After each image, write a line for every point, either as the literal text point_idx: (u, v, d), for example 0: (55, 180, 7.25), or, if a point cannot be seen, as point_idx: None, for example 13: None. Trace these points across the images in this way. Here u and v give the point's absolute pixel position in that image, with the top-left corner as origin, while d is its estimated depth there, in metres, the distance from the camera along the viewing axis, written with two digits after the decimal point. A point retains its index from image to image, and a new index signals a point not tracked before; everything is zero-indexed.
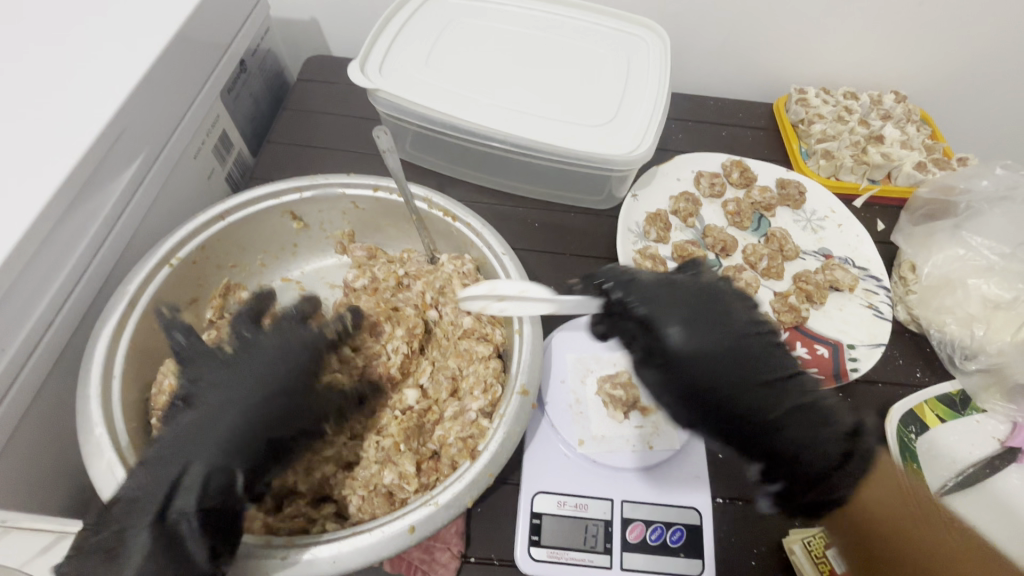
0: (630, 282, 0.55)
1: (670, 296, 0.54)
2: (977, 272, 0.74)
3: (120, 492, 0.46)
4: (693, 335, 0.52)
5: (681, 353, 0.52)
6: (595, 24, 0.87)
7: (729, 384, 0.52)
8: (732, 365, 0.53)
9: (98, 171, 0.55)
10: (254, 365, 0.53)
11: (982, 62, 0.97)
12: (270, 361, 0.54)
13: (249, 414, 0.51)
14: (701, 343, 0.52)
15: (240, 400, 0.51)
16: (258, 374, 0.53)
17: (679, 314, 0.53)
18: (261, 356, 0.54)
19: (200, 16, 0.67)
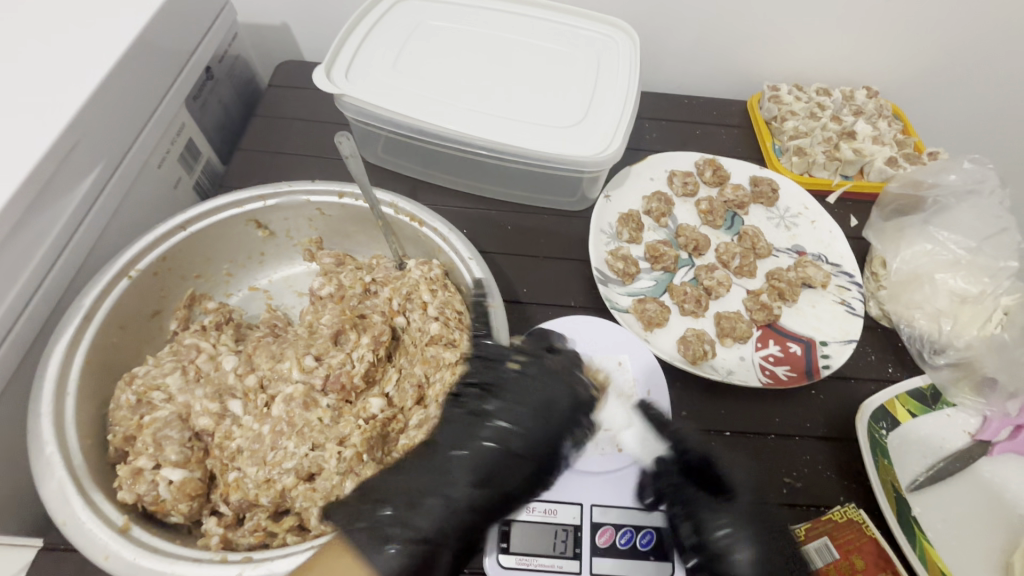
0: (713, 452, 0.59)
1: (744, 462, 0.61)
2: (944, 266, 0.75)
3: (71, 512, 0.46)
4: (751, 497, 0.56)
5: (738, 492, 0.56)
6: (565, 26, 0.86)
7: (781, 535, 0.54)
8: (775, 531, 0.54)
9: (52, 183, 0.54)
10: (533, 396, 0.54)
11: (952, 56, 0.97)
12: (548, 404, 0.54)
13: (534, 439, 0.52)
14: (754, 492, 0.57)
15: (498, 439, 0.52)
16: (493, 412, 0.54)
17: (738, 473, 0.59)
18: (518, 397, 0.54)
19: (160, 23, 0.65)
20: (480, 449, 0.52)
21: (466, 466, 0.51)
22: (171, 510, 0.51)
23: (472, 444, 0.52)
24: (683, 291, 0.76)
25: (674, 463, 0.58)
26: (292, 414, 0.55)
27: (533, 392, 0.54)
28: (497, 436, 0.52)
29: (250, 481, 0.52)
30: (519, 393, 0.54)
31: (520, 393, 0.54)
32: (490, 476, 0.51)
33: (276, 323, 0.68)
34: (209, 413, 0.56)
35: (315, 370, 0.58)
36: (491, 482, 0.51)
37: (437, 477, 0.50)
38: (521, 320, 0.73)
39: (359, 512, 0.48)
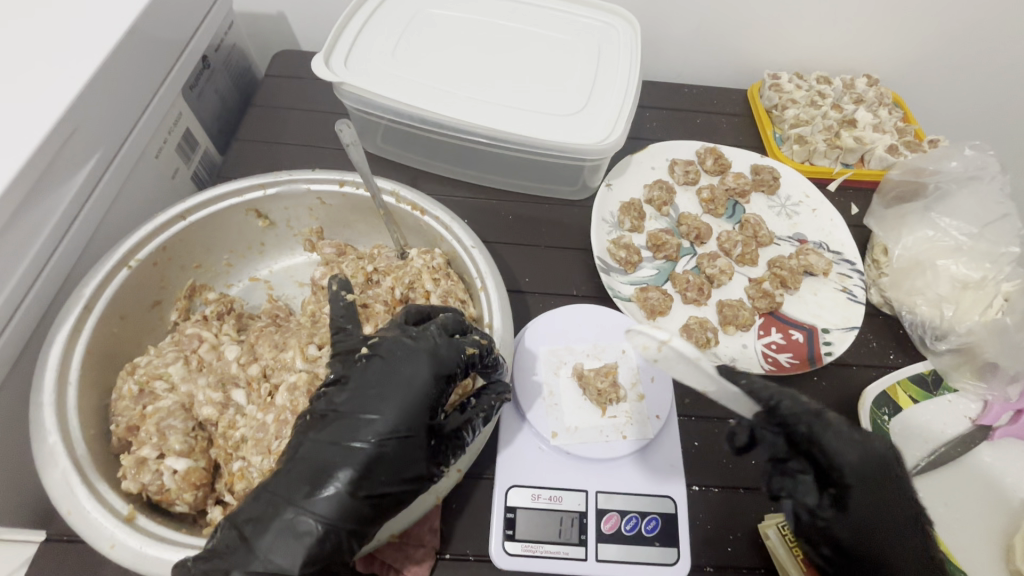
0: (824, 423, 0.50)
1: (846, 426, 0.51)
2: (945, 253, 0.75)
3: (75, 501, 0.46)
4: (864, 476, 0.50)
5: (849, 472, 0.49)
6: (566, 13, 0.86)
7: (889, 510, 0.50)
8: (886, 506, 0.50)
9: (48, 172, 0.53)
10: (398, 376, 0.49)
11: (953, 43, 0.97)
12: (404, 384, 0.48)
13: (397, 419, 0.47)
14: (872, 465, 0.50)
15: (391, 417, 0.47)
16: (394, 392, 0.48)
17: (839, 438, 0.50)
18: (387, 379, 0.49)
19: (155, 10, 0.64)
20: (366, 433, 0.46)
21: (361, 446, 0.45)
22: (176, 500, 0.50)
23: (362, 424, 0.46)
24: (685, 279, 0.76)
25: (815, 417, 0.50)
26: (297, 403, 0.54)
27: (400, 371, 0.49)
28: (374, 432, 0.46)
29: (255, 470, 0.51)
30: (362, 379, 0.49)
31: (380, 374, 0.49)
32: (383, 454, 0.45)
33: (278, 313, 0.67)
34: (212, 403, 0.56)
35: (319, 360, 0.57)
36: (384, 463, 0.45)
37: (331, 460, 0.45)
38: (523, 310, 0.72)
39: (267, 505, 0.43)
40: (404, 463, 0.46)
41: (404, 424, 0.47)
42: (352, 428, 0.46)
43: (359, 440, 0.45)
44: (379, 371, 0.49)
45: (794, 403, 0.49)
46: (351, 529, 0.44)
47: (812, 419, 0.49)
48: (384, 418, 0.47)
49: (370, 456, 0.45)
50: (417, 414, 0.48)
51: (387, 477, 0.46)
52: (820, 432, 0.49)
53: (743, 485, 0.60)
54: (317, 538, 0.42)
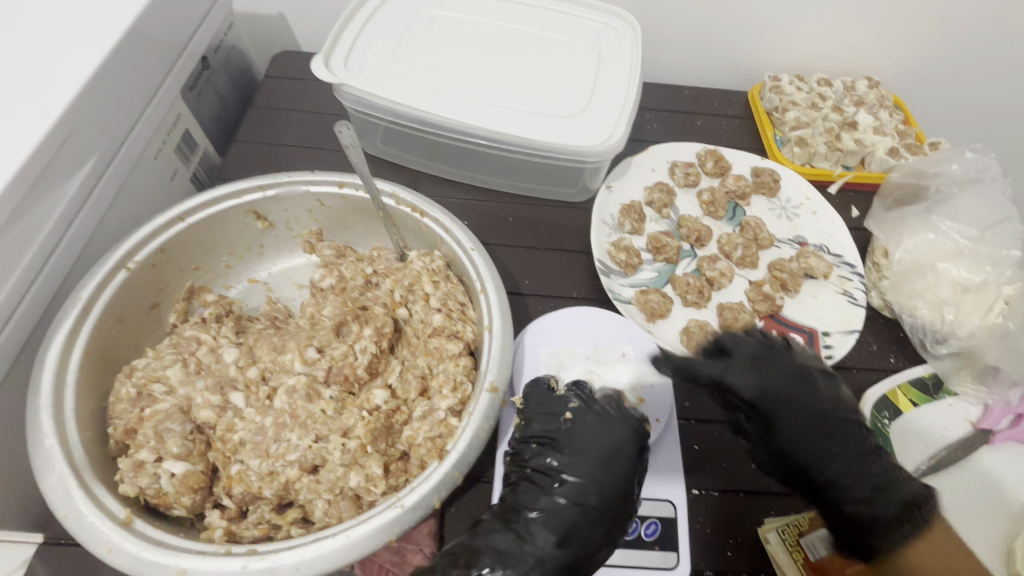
0: (731, 366, 0.54)
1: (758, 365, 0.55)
2: (946, 256, 0.74)
3: (72, 505, 0.45)
4: (789, 412, 0.54)
5: (772, 411, 0.54)
6: (567, 15, 0.85)
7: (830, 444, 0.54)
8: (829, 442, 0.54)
9: (46, 173, 0.53)
10: (584, 439, 0.54)
11: (954, 46, 0.97)
12: (613, 444, 0.53)
13: (597, 472, 0.52)
14: (804, 412, 0.54)
15: (609, 475, 0.51)
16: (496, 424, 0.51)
17: (749, 377, 0.54)
18: (580, 442, 0.54)
19: (155, 12, 0.64)
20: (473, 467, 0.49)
21: (563, 502, 0.50)
22: (174, 503, 0.50)
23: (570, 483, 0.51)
24: (685, 281, 0.76)
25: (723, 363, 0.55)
26: (295, 406, 0.54)
27: (601, 434, 0.54)
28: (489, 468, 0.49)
29: (253, 474, 0.51)
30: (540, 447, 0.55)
31: (579, 438, 0.54)
32: None
33: (277, 315, 0.67)
34: (210, 406, 0.56)
35: (318, 362, 0.57)
36: (587, 517, 0.50)
37: (565, 517, 0.50)
38: (523, 312, 0.72)
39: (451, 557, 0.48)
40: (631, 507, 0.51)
41: (626, 473, 0.52)
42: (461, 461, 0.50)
43: (559, 490, 0.51)
44: (580, 436, 0.54)
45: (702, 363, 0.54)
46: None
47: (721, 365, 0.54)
48: (600, 477, 0.51)
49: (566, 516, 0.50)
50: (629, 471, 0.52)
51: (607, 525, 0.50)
52: (732, 375, 0.54)
53: (743, 489, 0.60)
54: (532, 574, 0.47)
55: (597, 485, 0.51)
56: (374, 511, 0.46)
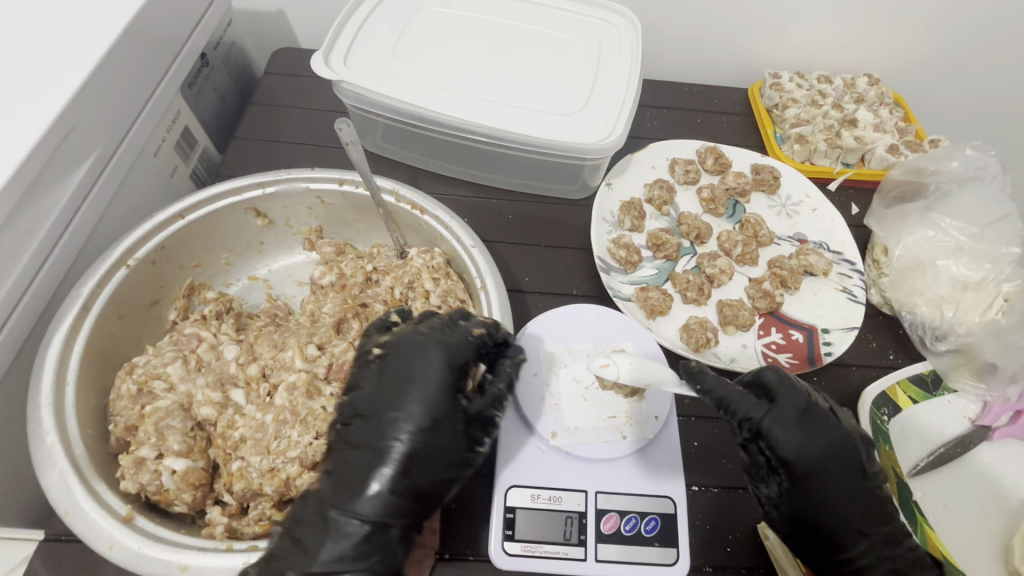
0: (771, 415, 0.51)
1: (798, 414, 0.52)
2: (946, 253, 0.74)
3: (73, 501, 0.45)
4: (812, 464, 0.51)
5: (796, 463, 0.51)
6: (567, 12, 0.85)
7: (842, 498, 0.51)
8: (840, 495, 0.51)
9: (46, 170, 0.53)
10: (408, 370, 0.50)
11: (955, 43, 0.97)
12: (404, 377, 0.50)
13: None
14: (820, 452, 0.51)
15: (407, 416, 0.47)
16: (407, 382, 0.49)
17: (785, 430, 0.51)
18: (407, 374, 0.50)
19: (154, 8, 0.64)
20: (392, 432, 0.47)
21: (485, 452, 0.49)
22: (175, 500, 0.50)
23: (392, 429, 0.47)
24: (685, 278, 0.76)
25: (763, 413, 0.52)
26: (295, 403, 0.54)
27: (414, 364, 0.50)
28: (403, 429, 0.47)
29: (253, 471, 0.51)
30: (376, 382, 0.50)
31: (393, 372, 0.50)
32: (417, 450, 0.46)
33: (277, 313, 0.67)
34: (211, 403, 0.56)
35: (318, 359, 0.57)
36: None
37: (360, 468, 0.46)
38: (524, 309, 0.72)
39: (310, 508, 0.46)
40: (437, 452, 0.47)
41: (415, 406, 0.48)
42: (380, 428, 0.48)
43: (390, 431, 0.47)
44: (391, 373, 0.50)
45: (739, 400, 0.52)
46: (400, 530, 0.45)
47: (759, 412, 0.52)
48: (396, 420, 0.48)
49: (407, 453, 0.46)
50: (404, 405, 0.48)
51: (427, 471, 0.46)
52: (767, 426, 0.51)
53: (742, 486, 0.60)
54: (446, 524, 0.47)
55: (412, 425, 0.47)
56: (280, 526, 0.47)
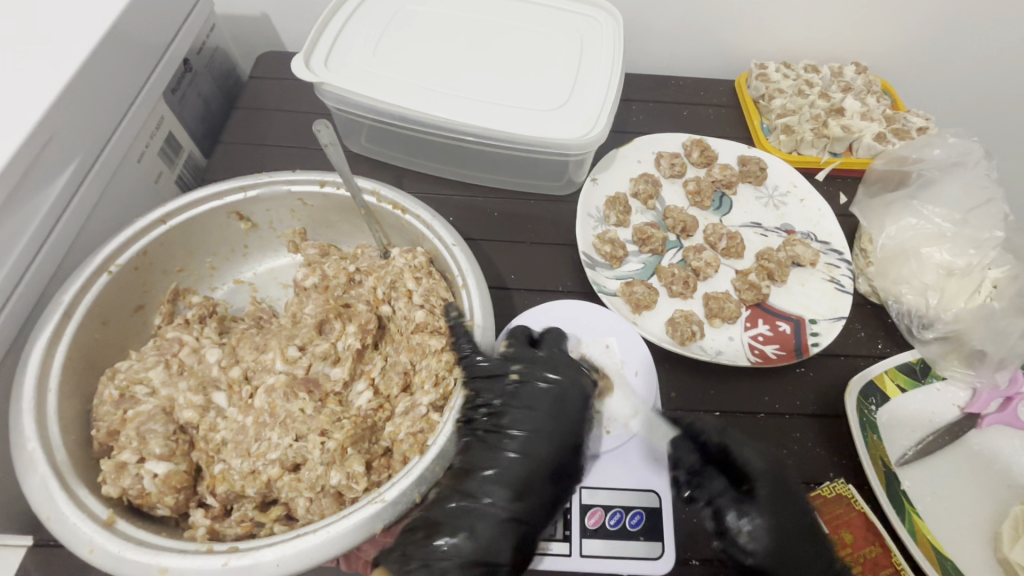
0: (738, 434, 0.58)
1: (756, 442, 0.58)
2: (929, 240, 0.75)
3: (54, 507, 0.46)
4: (772, 481, 0.54)
5: (759, 478, 0.54)
6: (548, 7, 0.85)
7: (801, 523, 0.53)
8: (795, 513, 0.53)
9: (25, 180, 0.53)
10: (553, 393, 0.57)
11: (944, 30, 0.96)
12: (549, 412, 0.56)
13: (552, 428, 0.56)
14: (778, 473, 0.55)
15: (547, 416, 0.56)
16: (553, 404, 0.56)
17: (751, 448, 0.56)
18: (540, 397, 0.57)
19: (132, 15, 0.64)
20: (513, 457, 0.53)
21: (514, 456, 0.53)
22: (157, 503, 0.51)
23: (514, 451, 0.54)
24: (670, 272, 0.76)
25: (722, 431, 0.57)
26: (274, 406, 0.54)
27: (564, 389, 0.57)
28: (520, 447, 0.54)
29: (235, 473, 0.52)
30: (509, 397, 0.56)
31: (525, 393, 0.57)
32: (523, 462, 0.53)
33: (262, 315, 0.68)
34: (193, 406, 0.56)
35: (299, 360, 0.58)
36: (539, 468, 0.54)
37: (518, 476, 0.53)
38: (509, 307, 0.72)
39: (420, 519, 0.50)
40: (570, 469, 0.55)
41: (571, 426, 0.56)
42: (485, 456, 0.54)
43: (512, 451, 0.54)
44: (523, 401, 0.56)
45: (711, 418, 0.58)
46: (526, 521, 0.52)
47: (727, 430, 0.58)
48: (528, 440, 0.54)
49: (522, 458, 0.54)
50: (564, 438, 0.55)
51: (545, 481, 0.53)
52: (733, 441, 0.57)
53: None
54: (497, 523, 0.50)
55: (556, 413, 0.56)
56: (259, 544, 0.46)
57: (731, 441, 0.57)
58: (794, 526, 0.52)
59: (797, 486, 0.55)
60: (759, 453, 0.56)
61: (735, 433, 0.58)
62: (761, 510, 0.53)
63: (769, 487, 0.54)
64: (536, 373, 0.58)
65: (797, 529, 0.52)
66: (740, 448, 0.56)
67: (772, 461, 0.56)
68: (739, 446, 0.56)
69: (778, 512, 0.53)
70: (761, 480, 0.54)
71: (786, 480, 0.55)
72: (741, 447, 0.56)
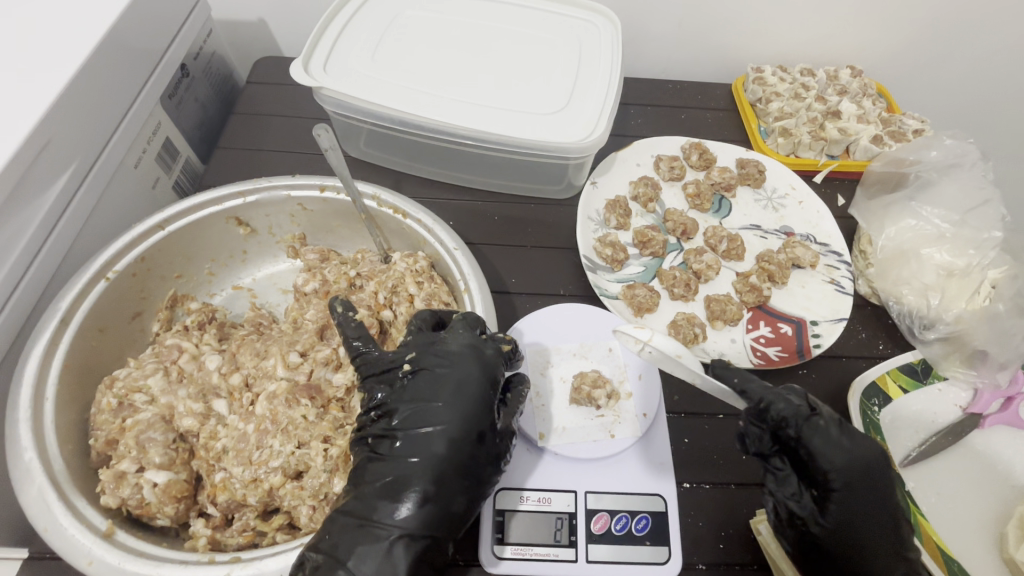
0: (812, 422, 0.51)
1: (836, 427, 0.51)
2: (930, 241, 0.75)
3: (52, 518, 0.45)
4: (853, 478, 0.50)
5: (837, 475, 0.50)
6: (546, 12, 0.85)
7: (876, 518, 0.50)
8: (870, 508, 0.50)
9: (21, 187, 0.53)
10: (441, 379, 0.50)
11: (938, 33, 0.97)
12: (458, 385, 0.50)
13: (457, 418, 0.48)
14: (860, 468, 0.50)
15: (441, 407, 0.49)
16: (453, 389, 0.49)
17: (827, 441, 0.50)
18: (431, 382, 0.50)
19: (129, 20, 0.63)
20: (429, 454, 0.47)
21: (415, 459, 0.47)
22: (157, 513, 0.50)
23: (430, 427, 0.48)
24: (672, 275, 0.76)
25: (805, 416, 0.51)
26: (275, 412, 0.54)
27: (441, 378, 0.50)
28: (421, 443, 0.47)
29: (236, 481, 0.51)
30: (421, 385, 0.50)
31: (433, 377, 0.50)
32: (444, 459, 0.47)
33: (261, 322, 0.67)
34: (193, 414, 0.56)
35: (300, 367, 0.57)
36: (450, 466, 0.47)
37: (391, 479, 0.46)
38: (511, 311, 0.72)
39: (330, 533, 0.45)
40: (482, 471, 0.48)
41: (470, 412, 0.49)
42: (395, 458, 0.47)
43: (428, 426, 0.48)
44: (414, 392, 0.50)
45: (784, 404, 0.51)
46: (432, 529, 0.46)
47: (802, 417, 0.51)
48: (444, 412, 0.48)
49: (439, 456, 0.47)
50: (481, 408, 0.49)
51: (460, 480, 0.47)
52: (808, 432, 0.50)
53: (734, 481, 0.60)
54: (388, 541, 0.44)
55: (460, 394, 0.49)
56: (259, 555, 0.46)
57: (809, 433, 0.50)
58: (867, 522, 0.50)
59: (882, 476, 0.51)
60: (839, 444, 0.50)
61: (811, 422, 0.51)
62: (832, 509, 0.50)
63: (843, 486, 0.50)
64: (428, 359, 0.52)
65: (874, 524, 0.50)
66: (816, 441, 0.50)
67: (850, 454, 0.50)
68: (815, 439, 0.50)
69: (850, 510, 0.49)
70: (836, 479, 0.50)
71: (868, 475, 0.50)
72: (820, 440, 0.50)
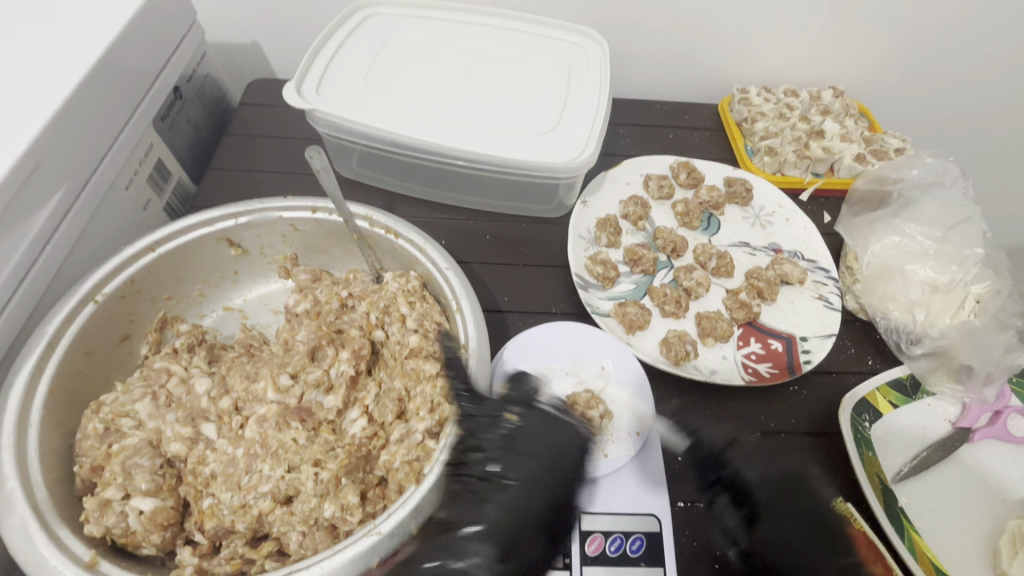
0: (732, 447, 0.60)
1: (751, 447, 0.61)
2: (912, 257, 0.76)
3: (34, 549, 0.44)
4: (771, 488, 0.56)
5: (758, 488, 0.56)
6: (535, 35, 0.87)
7: (808, 526, 0.54)
8: (799, 516, 0.54)
9: (9, 211, 0.52)
10: (547, 441, 0.56)
11: (916, 55, 1.00)
12: (554, 448, 0.56)
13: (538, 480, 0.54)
14: (778, 480, 0.57)
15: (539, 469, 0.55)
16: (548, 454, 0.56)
17: (746, 460, 0.59)
18: (533, 442, 0.56)
19: (122, 45, 0.64)
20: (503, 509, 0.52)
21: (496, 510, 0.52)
22: (142, 542, 0.49)
23: (513, 480, 0.53)
24: (662, 292, 0.76)
25: (721, 448, 0.60)
26: (265, 436, 0.53)
27: (547, 439, 0.56)
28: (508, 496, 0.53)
29: (225, 508, 0.50)
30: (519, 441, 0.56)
31: (528, 436, 0.56)
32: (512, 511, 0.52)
33: (252, 343, 0.66)
34: (181, 438, 0.55)
35: (290, 389, 0.57)
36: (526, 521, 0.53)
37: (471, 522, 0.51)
38: (503, 330, 0.72)
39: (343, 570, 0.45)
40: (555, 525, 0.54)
41: (566, 474, 0.56)
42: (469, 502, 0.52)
43: (511, 479, 0.53)
44: (523, 447, 0.55)
45: (708, 431, 0.63)
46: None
47: (719, 444, 0.61)
48: (531, 470, 0.54)
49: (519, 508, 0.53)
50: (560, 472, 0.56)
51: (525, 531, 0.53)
52: (728, 455, 0.60)
53: None
54: None
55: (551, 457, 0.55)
56: None
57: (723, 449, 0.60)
58: (800, 531, 0.53)
59: (801, 486, 0.57)
60: (754, 465, 0.58)
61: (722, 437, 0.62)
62: (769, 520, 0.54)
63: (765, 495, 0.56)
64: (535, 418, 0.58)
65: (810, 535, 0.53)
66: (730, 459, 0.59)
67: (766, 468, 0.58)
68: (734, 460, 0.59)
69: (778, 520, 0.54)
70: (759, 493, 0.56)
71: (784, 483, 0.57)
72: (735, 458, 0.59)
